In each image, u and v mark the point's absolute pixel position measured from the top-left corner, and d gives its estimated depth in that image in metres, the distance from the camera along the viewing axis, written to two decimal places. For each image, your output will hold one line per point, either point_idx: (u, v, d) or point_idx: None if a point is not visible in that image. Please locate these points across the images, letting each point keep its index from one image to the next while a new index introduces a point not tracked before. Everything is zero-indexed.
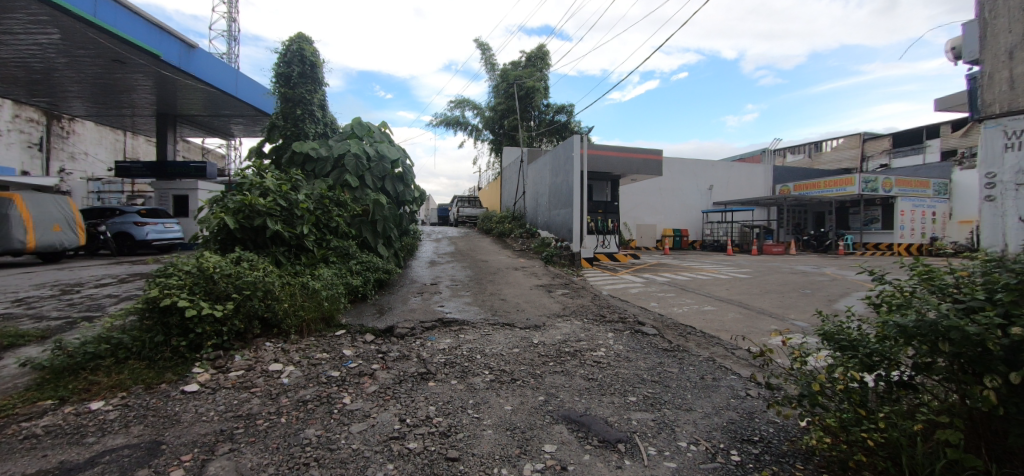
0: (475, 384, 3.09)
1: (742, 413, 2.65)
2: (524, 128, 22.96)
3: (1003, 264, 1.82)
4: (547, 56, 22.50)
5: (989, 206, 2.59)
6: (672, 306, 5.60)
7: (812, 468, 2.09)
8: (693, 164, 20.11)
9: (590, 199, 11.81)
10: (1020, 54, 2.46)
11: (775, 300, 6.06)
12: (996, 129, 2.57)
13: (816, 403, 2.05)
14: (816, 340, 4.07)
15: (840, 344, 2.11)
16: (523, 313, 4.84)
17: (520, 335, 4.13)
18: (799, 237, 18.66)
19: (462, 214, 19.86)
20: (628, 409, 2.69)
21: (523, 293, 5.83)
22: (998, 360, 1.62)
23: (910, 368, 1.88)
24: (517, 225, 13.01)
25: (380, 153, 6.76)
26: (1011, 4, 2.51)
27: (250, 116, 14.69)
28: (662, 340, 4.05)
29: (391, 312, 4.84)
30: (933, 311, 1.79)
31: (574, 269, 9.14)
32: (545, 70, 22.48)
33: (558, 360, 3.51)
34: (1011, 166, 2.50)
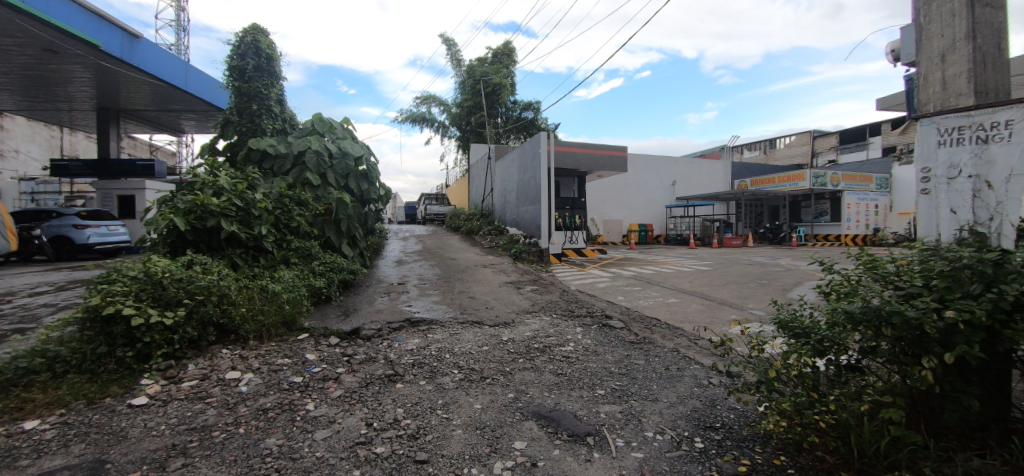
0: (444, 384, 3.05)
1: (705, 401, 2.74)
2: (491, 125, 22.91)
3: (938, 253, 1.95)
4: (513, 53, 22.55)
5: (925, 198, 2.52)
6: (638, 299, 5.73)
7: (770, 451, 2.18)
8: (657, 161, 20.66)
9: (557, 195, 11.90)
10: (952, 57, 2.45)
11: (734, 291, 6.32)
12: (930, 127, 2.51)
13: (772, 389, 2.12)
14: (772, 328, 4.26)
15: (794, 331, 2.20)
16: (492, 311, 4.82)
17: (489, 332, 4.11)
18: (756, 230, 19.55)
19: (430, 212, 19.61)
20: (597, 402, 2.73)
21: (492, 291, 5.81)
22: (933, 342, 1.75)
23: (856, 352, 1.98)
24: (485, 221, 12.96)
25: (342, 150, 6.55)
26: (942, 9, 2.48)
27: (202, 111, 13.92)
28: (629, 333, 4.13)
29: (357, 313, 4.70)
30: (876, 298, 1.90)
31: (544, 265, 9.19)
32: (511, 67, 22.52)
33: (527, 356, 3.52)
34: (943, 161, 2.45)
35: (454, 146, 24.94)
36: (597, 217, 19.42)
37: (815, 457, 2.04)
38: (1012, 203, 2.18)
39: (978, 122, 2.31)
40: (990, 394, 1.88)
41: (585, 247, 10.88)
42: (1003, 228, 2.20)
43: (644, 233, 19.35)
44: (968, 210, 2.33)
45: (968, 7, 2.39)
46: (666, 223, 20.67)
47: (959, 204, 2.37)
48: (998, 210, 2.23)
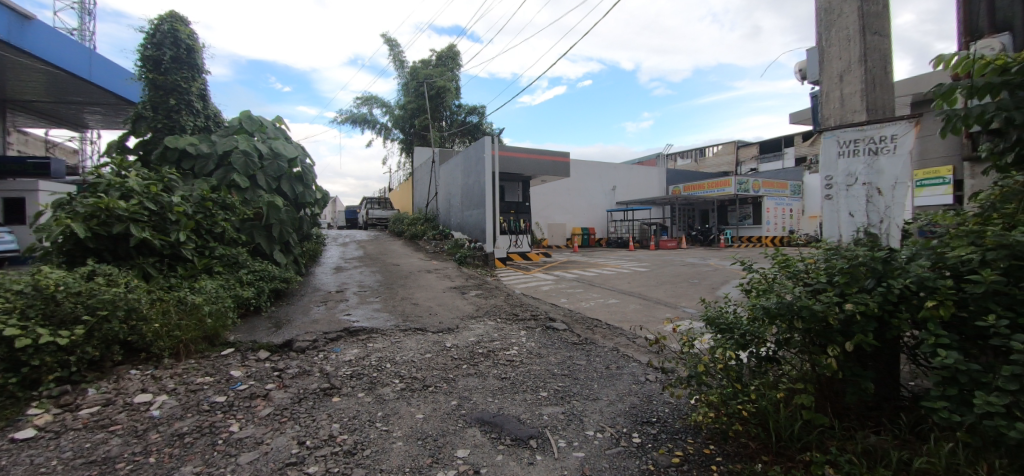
0: (384, 395, 2.92)
1: (642, 396, 2.85)
2: (436, 128, 22.66)
3: (838, 252, 2.15)
4: (457, 57, 22.51)
5: (829, 203, 2.77)
6: (579, 301, 5.88)
7: (701, 440, 2.31)
8: (599, 167, 21.45)
9: (502, 200, 11.97)
10: (848, 77, 2.74)
11: (669, 290, 6.67)
12: (831, 139, 2.77)
13: (701, 382, 2.24)
14: (701, 325, 4.54)
15: (720, 327, 2.34)
16: (436, 317, 4.72)
17: (432, 339, 4.01)
18: (688, 232, 20.89)
19: (372, 216, 18.95)
20: (540, 404, 2.74)
21: (435, 296, 5.69)
22: (836, 332, 1.94)
23: (773, 343, 2.14)
24: (430, 226, 12.73)
25: (275, 151, 6.15)
26: (840, 34, 2.78)
27: (109, 104, 12.49)
28: (571, 334, 4.21)
29: (290, 324, 4.40)
30: (789, 294, 2.07)
31: (489, 269, 9.18)
32: (456, 70, 22.47)
33: (471, 362, 3.47)
34: (843, 170, 2.71)
35: (398, 149, 24.36)
36: (542, 221, 19.79)
37: (739, 444, 2.19)
38: (897, 208, 2.49)
39: (870, 137, 2.58)
40: (882, 376, 2.11)
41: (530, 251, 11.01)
42: (891, 229, 2.51)
43: (586, 237, 19.99)
44: (863, 214, 2.60)
45: (858, 35, 2.69)
46: (607, 227, 21.50)
47: (856, 208, 2.64)
48: (887, 214, 2.53)
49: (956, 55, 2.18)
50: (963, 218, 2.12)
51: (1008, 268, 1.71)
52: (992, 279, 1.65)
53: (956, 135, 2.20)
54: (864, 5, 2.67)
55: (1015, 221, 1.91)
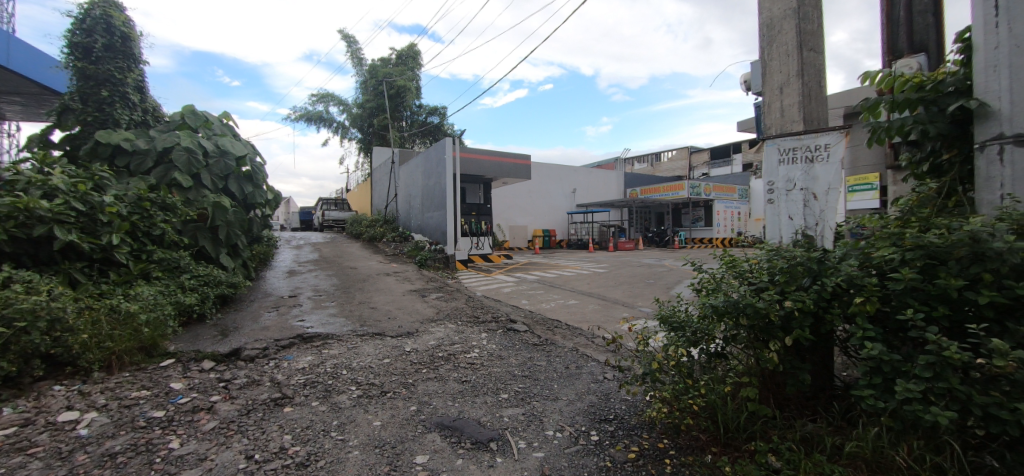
0: (340, 404, 2.81)
1: (600, 395, 2.91)
2: (395, 128, 22.24)
3: (779, 253, 2.29)
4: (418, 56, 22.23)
5: (771, 207, 2.91)
6: (540, 302, 5.93)
7: (655, 435, 2.39)
8: (560, 170, 21.79)
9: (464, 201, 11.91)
10: (788, 89, 2.92)
11: (626, 291, 6.87)
12: (772, 148, 2.91)
13: (655, 379, 2.32)
14: (655, 324, 4.71)
15: (673, 325, 2.42)
16: (394, 321, 4.61)
17: (391, 344, 3.91)
18: (645, 234, 21.64)
19: (328, 217, 18.32)
20: (501, 406, 2.74)
21: (395, 300, 5.57)
22: (777, 328, 2.07)
23: (721, 340, 2.25)
24: (389, 228, 12.45)
25: (221, 148, 5.81)
26: (781, 49, 2.97)
27: (29, 94, 11.32)
28: (532, 336, 4.24)
29: (238, 332, 4.16)
30: (736, 293, 2.18)
31: (450, 271, 9.10)
32: (416, 70, 22.19)
33: (432, 366, 3.42)
34: (783, 177, 2.85)
35: (356, 149, 23.68)
36: (504, 223, 19.84)
37: (690, 437, 2.29)
38: (831, 211, 2.63)
39: (806, 145, 2.75)
40: (818, 368, 2.26)
41: (492, 253, 10.99)
42: (825, 231, 2.65)
43: (547, 238, 20.25)
44: (801, 217, 2.73)
45: (796, 50, 2.88)
46: (568, 229, 21.88)
47: (794, 211, 2.77)
48: (821, 217, 2.67)
49: (880, 71, 2.39)
50: (886, 221, 2.32)
51: (923, 266, 1.89)
52: (909, 277, 1.81)
53: (880, 144, 2.40)
54: (801, 23, 2.88)
55: (929, 224, 2.11)
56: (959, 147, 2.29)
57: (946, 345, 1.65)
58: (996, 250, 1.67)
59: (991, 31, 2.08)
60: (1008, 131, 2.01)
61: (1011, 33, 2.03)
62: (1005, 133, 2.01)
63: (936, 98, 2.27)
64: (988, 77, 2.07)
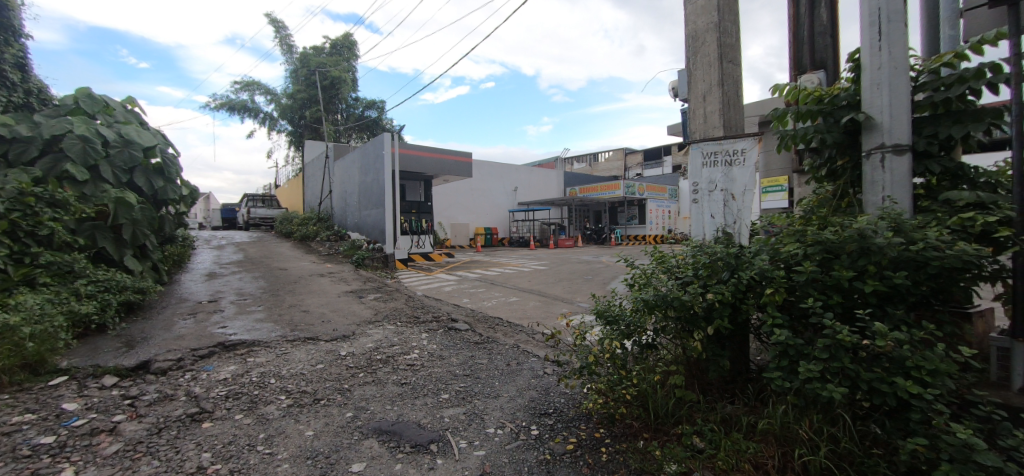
0: (267, 415, 2.62)
1: (540, 390, 2.97)
2: (330, 121, 21.15)
3: (702, 249, 2.46)
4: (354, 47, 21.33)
5: (695, 206, 3.09)
6: (482, 300, 5.93)
7: (592, 425, 2.48)
8: (502, 168, 21.95)
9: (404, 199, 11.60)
10: (710, 97, 3.14)
11: (565, 287, 7.07)
12: (696, 151, 3.10)
13: (592, 371, 2.41)
14: (591, 318, 4.89)
15: (608, 319, 2.52)
16: (329, 324, 4.38)
17: (325, 348, 3.72)
18: (584, 231, 22.42)
19: (253, 215, 16.98)
20: (441, 407, 2.70)
21: (329, 302, 5.29)
22: (701, 318, 2.23)
23: (652, 332, 2.37)
24: (323, 227, 11.81)
25: (125, 138, 5.18)
26: (704, 60, 3.18)
27: None
28: (473, 334, 4.23)
29: (147, 343, 3.74)
30: (665, 287, 2.32)
31: (389, 271, 8.81)
32: (352, 61, 21.28)
33: (369, 369, 3.29)
34: (706, 179, 3.04)
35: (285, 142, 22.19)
36: (445, 221, 19.59)
37: (624, 425, 2.41)
38: (747, 211, 2.86)
39: (726, 149, 2.96)
40: (736, 354, 2.46)
41: (433, 251, 10.80)
42: (741, 228, 2.87)
43: (490, 237, 20.31)
44: (721, 215, 2.94)
45: (718, 61, 3.11)
46: (509, 227, 22.09)
47: (716, 211, 2.98)
48: (739, 215, 2.88)
49: (788, 84, 2.64)
50: (792, 220, 2.57)
51: (822, 259, 2.12)
52: (811, 270, 2.03)
53: (788, 150, 2.65)
54: (722, 36, 3.10)
55: (826, 222, 2.37)
56: (850, 155, 2.59)
57: (840, 329, 1.86)
58: (878, 245, 1.92)
59: (876, 53, 2.37)
60: (888, 141, 2.30)
61: (891, 55, 2.33)
62: (885, 143, 2.30)
63: (832, 111, 2.55)
64: (874, 93, 2.36)
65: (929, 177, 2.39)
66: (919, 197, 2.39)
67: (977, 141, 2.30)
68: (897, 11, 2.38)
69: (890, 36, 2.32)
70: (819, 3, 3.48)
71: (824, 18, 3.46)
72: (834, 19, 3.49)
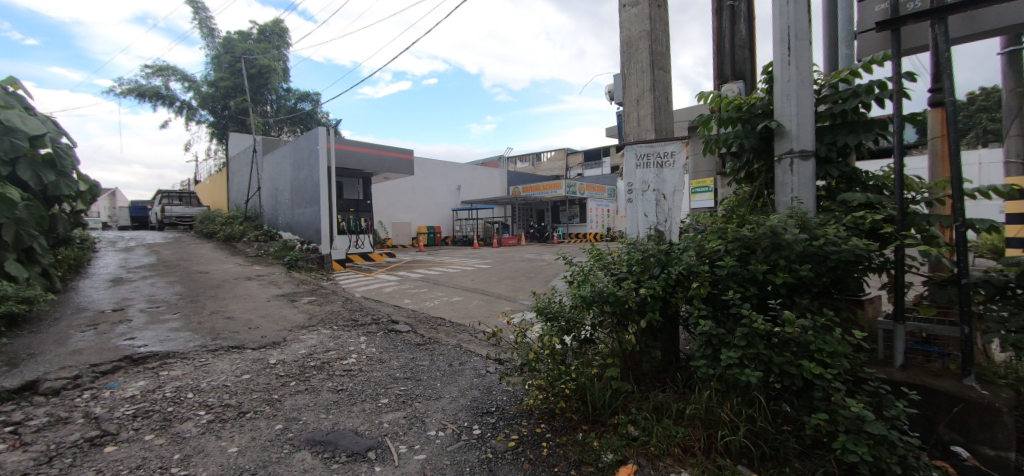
0: (183, 433, 2.38)
1: (482, 389, 2.96)
2: (258, 113, 19.73)
3: (635, 246, 2.57)
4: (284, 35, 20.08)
5: (629, 205, 3.21)
6: (423, 300, 5.82)
7: (533, 421, 2.52)
8: (446, 166, 21.71)
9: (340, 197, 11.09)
10: (643, 101, 3.28)
11: (508, 285, 7.14)
12: (631, 153, 3.20)
13: (532, 368, 2.46)
14: (532, 315, 4.97)
15: (547, 315, 2.57)
16: (256, 331, 4.08)
17: (252, 357, 3.46)
18: (528, 230, 22.77)
19: (167, 213, 15.41)
20: (379, 412, 2.61)
21: (257, 307, 4.93)
22: (635, 312, 2.33)
23: (589, 327, 2.45)
24: (251, 226, 10.98)
25: (7, 124, 4.46)
26: (638, 65, 3.32)
27: None
28: (415, 335, 4.14)
29: (35, 360, 3.25)
30: (601, 283, 2.40)
31: (324, 272, 8.38)
32: (282, 49, 20.02)
33: (302, 377, 3.11)
34: (639, 179, 3.15)
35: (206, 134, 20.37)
36: (386, 220, 19.00)
37: (564, 418, 2.47)
38: (676, 210, 3.00)
39: (657, 151, 3.09)
40: (668, 345, 2.61)
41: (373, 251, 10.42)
42: (672, 226, 3.01)
43: (432, 236, 20.04)
44: (654, 214, 3.06)
45: (649, 68, 3.26)
46: (453, 226, 21.90)
47: (648, 210, 3.10)
48: (669, 215, 3.02)
49: (712, 92, 2.82)
50: (715, 218, 2.76)
51: (740, 255, 2.30)
52: (731, 265, 2.19)
53: (712, 153, 2.84)
54: (653, 45, 3.26)
55: (744, 220, 2.57)
56: (764, 159, 2.82)
57: (755, 319, 2.03)
58: (787, 240, 2.12)
59: (786, 67, 2.60)
60: (796, 147, 2.53)
61: (798, 70, 2.57)
62: (794, 149, 2.54)
63: (749, 118, 2.77)
64: (784, 103, 2.59)
65: (829, 180, 2.67)
66: (822, 198, 2.66)
67: (867, 149, 2.61)
68: (802, 31, 2.63)
69: (797, 52, 2.56)
70: (738, 18, 3.77)
71: (743, 32, 3.75)
72: (752, 34, 3.79)
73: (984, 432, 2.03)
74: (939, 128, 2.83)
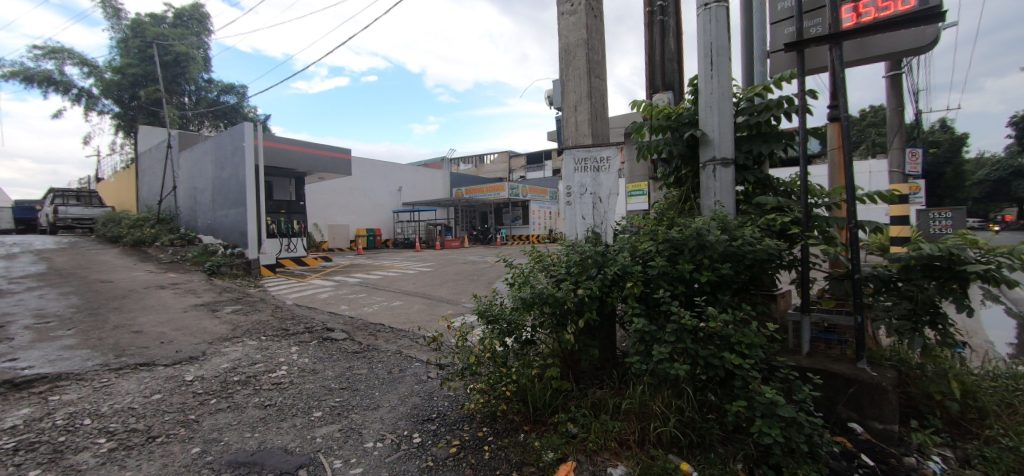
0: (78, 465, 2.08)
1: (423, 395, 2.90)
2: (173, 104, 17.99)
3: (573, 248, 2.64)
4: (204, 21, 18.53)
5: (568, 207, 3.28)
6: (361, 306, 5.59)
7: (474, 425, 2.51)
8: (387, 166, 21.10)
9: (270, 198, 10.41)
10: (581, 106, 3.38)
11: (450, 288, 7.07)
12: (570, 157, 3.28)
13: (473, 372, 2.45)
14: (472, 318, 4.96)
15: (488, 318, 2.57)
16: (170, 346, 3.70)
17: (165, 375, 3.13)
18: (471, 232, 22.74)
19: (60, 214, 13.59)
20: (312, 427, 2.47)
21: (171, 319, 4.48)
22: (574, 312, 2.39)
23: (530, 328, 2.48)
24: (165, 229, 9.98)
25: None
26: (576, 72, 3.42)
27: None
28: (352, 343, 3.97)
29: None
30: (541, 285, 2.44)
31: (250, 279, 7.83)
32: (202, 36, 18.43)
33: (225, 393, 2.88)
34: (578, 183, 3.23)
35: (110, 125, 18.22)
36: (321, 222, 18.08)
37: (506, 420, 2.48)
38: (612, 213, 3.14)
39: (594, 156, 3.20)
40: (605, 343, 2.70)
41: (306, 255, 10.17)
42: (607, 228, 3.15)
43: (372, 238, 19.64)
44: (591, 217, 3.17)
45: (587, 75, 3.36)
46: (394, 228, 21.37)
47: (586, 213, 3.20)
48: (605, 217, 3.15)
49: (644, 101, 2.97)
50: (647, 220, 2.91)
51: (670, 255, 2.44)
52: (661, 265, 2.32)
53: (645, 159, 3.00)
54: (590, 53, 3.38)
55: (673, 223, 2.73)
56: (690, 165, 3.01)
57: (683, 315, 2.15)
58: (710, 241, 2.28)
59: (709, 80, 2.79)
60: (718, 155, 2.72)
61: (719, 83, 2.77)
62: (716, 156, 2.73)
63: (677, 127, 2.95)
64: (708, 114, 2.77)
65: (746, 186, 2.90)
66: (740, 202, 2.89)
67: (778, 158, 2.87)
68: (723, 47, 2.83)
69: (718, 67, 2.75)
70: (668, 33, 4.00)
71: (672, 46, 3.98)
72: (680, 48, 4.03)
73: (874, 409, 2.31)
74: (836, 141, 3.12)
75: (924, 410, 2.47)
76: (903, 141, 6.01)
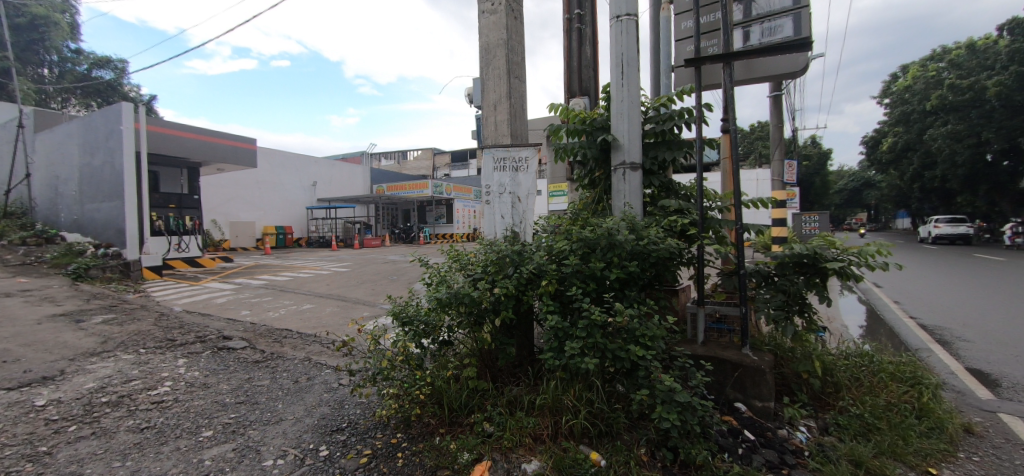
0: None
1: (333, 404, 2.75)
2: (28, 76, 15.22)
3: (490, 246, 2.66)
4: None
5: (486, 207, 3.28)
6: (266, 311, 5.16)
7: (388, 432, 2.43)
8: (299, 160, 19.73)
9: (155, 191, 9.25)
10: (500, 106, 3.40)
11: (367, 289, 6.79)
12: (490, 156, 3.29)
13: (385, 377, 2.38)
14: (385, 321, 4.81)
15: (402, 320, 2.51)
16: (15, 366, 3.11)
17: (5, 401, 2.63)
18: (393, 230, 22.05)
19: None
20: (199, 449, 2.22)
21: (17, 333, 3.77)
22: (491, 311, 2.40)
23: (446, 327, 2.45)
24: (16, 225, 8.36)
25: None
26: (495, 72, 3.43)
27: None
28: (253, 352, 3.64)
29: None
30: (456, 285, 2.42)
31: (131, 283, 6.86)
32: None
33: (89, 418, 2.49)
34: (496, 182, 3.24)
35: None
36: (222, 219, 16.40)
37: (421, 425, 2.43)
38: (530, 212, 3.20)
39: (513, 156, 3.23)
40: (523, 340, 2.76)
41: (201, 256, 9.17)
42: (526, 227, 3.19)
43: (283, 237, 18.27)
44: (509, 216, 3.20)
45: (506, 75, 3.39)
46: (308, 226, 20.07)
47: (504, 212, 3.22)
48: (524, 217, 3.20)
49: (562, 105, 3.08)
50: (563, 220, 3.02)
51: (583, 254, 2.54)
52: (574, 263, 2.42)
53: (562, 160, 3.11)
54: (509, 54, 3.41)
55: (586, 223, 2.86)
56: (603, 168, 3.17)
57: (593, 311, 2.26)
58: (618, 240, 2.42)
59: (620, 89, 2.94)
60: (627, 160, 2.89)
61: (629, 91, 2.94)
62: (625, 161, 2.89)
63: (592, 131, 3.09)
64: (619, 120, 2.93)
65: (653, 189, 3.12)
66: (647, 204, 3.10)
67: (679, 164, 3.12)
68: (632, 59, 3.01)
69: (628, 76, 2.92)
70: (585, 40, 4.17)
71: (589, 53, 4.16)
72: (595, 56, 4.24)
73: (755, 389, 2.61)
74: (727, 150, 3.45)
75: (794, 387, 2.84)
76: (782, 153, 6.88)
